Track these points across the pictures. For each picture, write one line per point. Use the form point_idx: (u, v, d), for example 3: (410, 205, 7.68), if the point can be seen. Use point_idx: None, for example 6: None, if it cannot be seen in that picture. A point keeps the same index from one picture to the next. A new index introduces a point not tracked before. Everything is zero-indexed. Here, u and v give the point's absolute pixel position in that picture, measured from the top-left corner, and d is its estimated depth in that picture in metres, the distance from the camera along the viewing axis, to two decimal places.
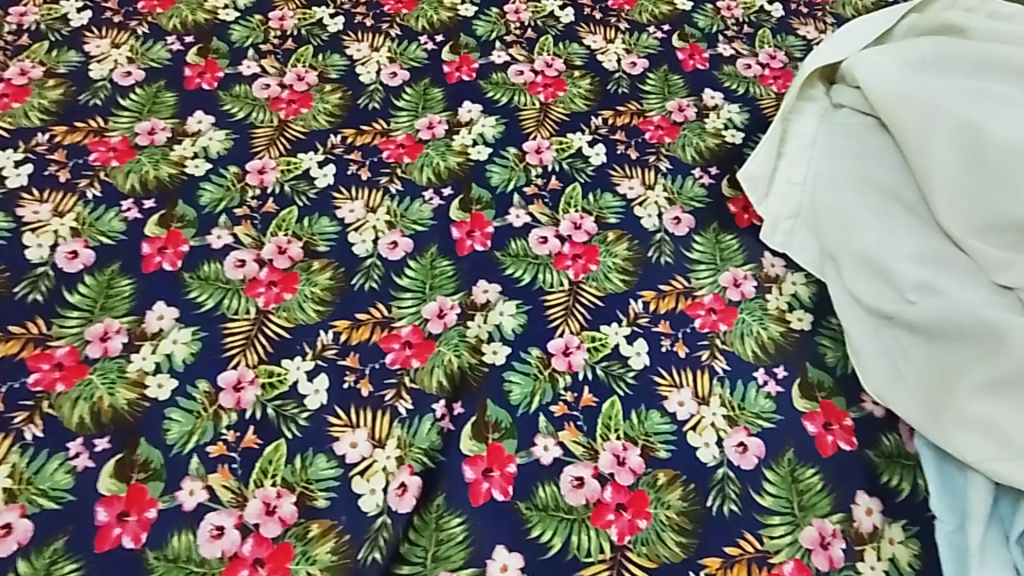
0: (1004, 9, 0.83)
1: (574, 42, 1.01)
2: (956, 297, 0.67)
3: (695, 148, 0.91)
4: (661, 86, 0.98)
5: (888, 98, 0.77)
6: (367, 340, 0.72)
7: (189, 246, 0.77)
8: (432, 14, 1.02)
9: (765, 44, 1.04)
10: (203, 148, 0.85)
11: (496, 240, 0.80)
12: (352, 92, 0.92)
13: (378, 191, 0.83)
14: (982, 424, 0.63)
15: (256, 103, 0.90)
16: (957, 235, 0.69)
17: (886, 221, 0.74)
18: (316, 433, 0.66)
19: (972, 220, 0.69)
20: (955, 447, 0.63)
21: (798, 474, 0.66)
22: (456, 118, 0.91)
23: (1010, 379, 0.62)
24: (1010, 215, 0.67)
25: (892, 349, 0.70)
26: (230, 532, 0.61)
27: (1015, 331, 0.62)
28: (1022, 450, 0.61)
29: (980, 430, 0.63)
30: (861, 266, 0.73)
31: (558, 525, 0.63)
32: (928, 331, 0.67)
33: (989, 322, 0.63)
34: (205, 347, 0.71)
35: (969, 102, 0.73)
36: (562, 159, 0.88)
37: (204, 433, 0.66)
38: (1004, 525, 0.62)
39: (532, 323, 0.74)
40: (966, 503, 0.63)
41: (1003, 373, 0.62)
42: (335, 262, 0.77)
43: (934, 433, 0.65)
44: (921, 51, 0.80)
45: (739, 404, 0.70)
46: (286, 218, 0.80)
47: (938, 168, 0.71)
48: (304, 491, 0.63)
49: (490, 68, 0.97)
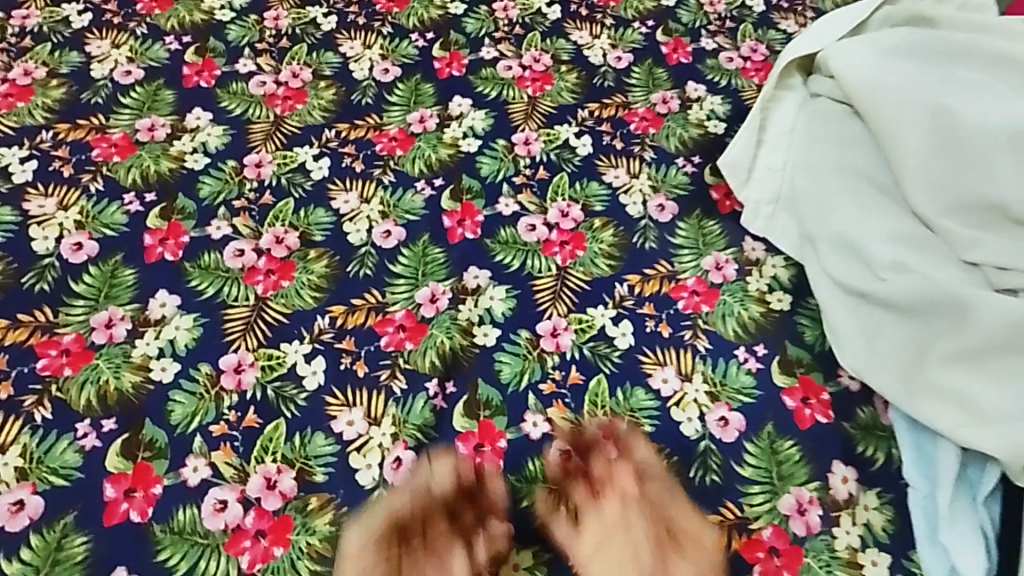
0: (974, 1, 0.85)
1: (561, 38, 1.05)
2: (929, 274, 0.69)
3: (678, 138, 0.94)
4: (646, 78, 1.01)
5: (863, 85, 0.79)
6: (362, 324, 0.75)
7: (189, 237, 0.80)
8: (423, 12, 1.05)
9: (747, 37, 1.07)
10: (202, 143, 0.88)
11: (486, 228, 0.83)
12: (346, 88, 0.95)
13: (372, 183, 0.86)
14: (953, 394, 0.66)
15: (252, 99, 0.93)
16: (929, 214, 0.72)
17: (863, 203, 0.76)
18: (314, 413, 0.69)
19: (943, 200, 0.71)
20: (929, 417, 0.66)
21: (777, 446, 0.69)
22: (446, 112, 0.94)
23: (978, 350, 0.66)
24: (978, 195, 0.70)
25: (869, 326, 0.72)
26: (233, 506, 0.64)
27: (981, 305, 0.66)
28: (990, 417, 0.64)
29: (951, 400, 0.66)
30: (839, 247, 0.75)
31: (547, 496, 0.66)
32: (902, 308, 0.70)
33: (958, 297, 0.67)
34: (205, 332, 0.73)
35: (938, 90, 0.75)
36: (549, 150, 0.91)
37: (206, 413, 0.69)
38: (973, 488, 0.65)
39: (522, 307, 0.77)
40: (938, 469, 0.65)
41: (971, 345, 0.66)
42: (331, 251, 0.80)
43: (909, 405, 0.67)
44: (892, 37, 0.81)
45: (720, 380, 0.73)
46: (283, 209, 0.83)
47: (910, 150, 0.73)
48: (303, 467, 0.66)
49: (480, 64, 1.00)
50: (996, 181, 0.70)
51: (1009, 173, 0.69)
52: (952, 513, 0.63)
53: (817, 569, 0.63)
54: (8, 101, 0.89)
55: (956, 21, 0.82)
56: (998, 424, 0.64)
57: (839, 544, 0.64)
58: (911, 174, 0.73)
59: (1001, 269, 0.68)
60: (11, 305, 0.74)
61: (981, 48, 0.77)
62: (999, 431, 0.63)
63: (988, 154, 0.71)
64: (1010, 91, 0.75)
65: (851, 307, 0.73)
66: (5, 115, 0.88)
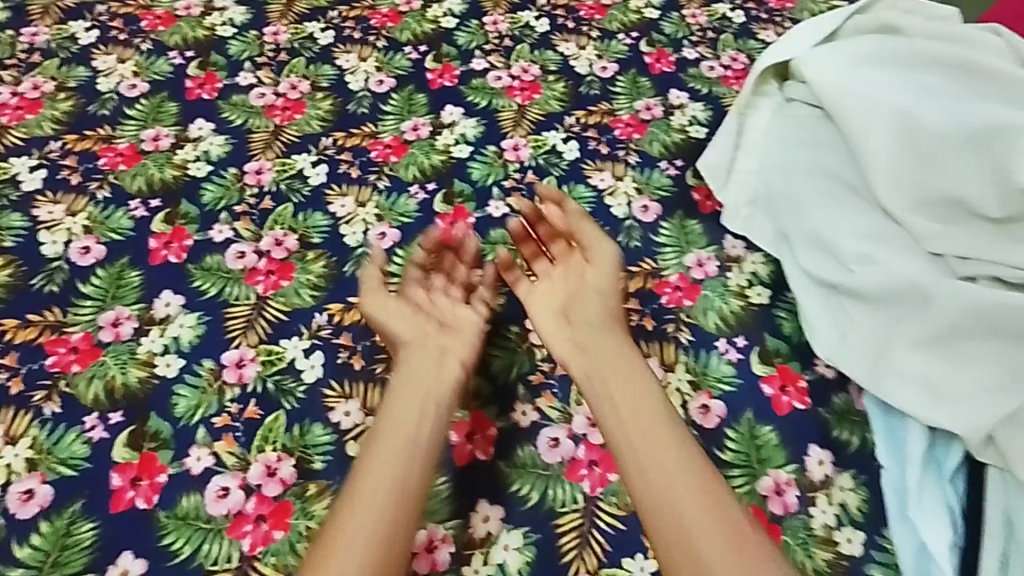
0: (940, 11, 0.89)
1: (549, 50, 1.09)
2: (894, 265, 0.72)
3: (661, 143, 0.98)
4: (630, 87, 1.05)
5: (832, 87, 0.82)
6: (358, 321, 0.78)
7: (193, 240, 0.83)
8: (416, 27, 1.10)
9: (727, 48, 1.12)
10: (205, 152, 0.92)
11: (479, 229, 0.87)
12: (342, 99, 1.00)
13: (368, 188, 0.90)
14: (918, 378, 0.69)
15: (253, 110, 0.97)
16: (893, 208, 0.74)
17: (832, 199, 0.79)
18: (312, 404, 0.72)
19: (907, 194, 0.74)
20: (896, 401, 0.69)
21: (756, 431, 0.72)
22: (439, 120, 0.99)
23: (941, 336, 0.68)
24: (939, 189, 0.73)
25: (840, 316, 0.75)
26: (235, 492, 0.67)
27: (941, 293, 0.69)
28: (953, 400, 0.67)
29: (915, 384, 0.69)
30: (810, 242, 0.79)
31: (535, 481, 0.68)
32: (869, 297, 0.73)
33: (920, 286, 0.70)
34: (209, 330, 0.77)
35: (902, 91, 0.78)
36: (537, 155, 0.96)
37: (209, 406, 0.72)
38: (940, 466, 0.68)
39: (511, 304, 0.80)
40: (907, 449, 0.68)
41: (934, 331, 0.69)
42: (329, 252, 0.84)
43: (877, 389, 0.70)
44: (862, 43, 0.85)
45: (702, 370, 0.76)
46: (282, 214, 0.86)
47: (875, 146, 0.76)
48: (302, 455, 0.69)
49: (471, 75, 1.05)
50: (955, 176, 0.72)
51: (969, 167, 0.71)
52: (919, 490, 0.66)
53: (794, 547, 0.65)
54: (18, 113, 0.93)
55: (922, 28, 0.86)
56: (959, 408, 0.66)
57: (816, 523, 0.67)
58: (874, 172, 0.75)
59: (963, 259, 0.71)
60: (21, 305, 0.78)
61: (945, 49, 0.79)
62: (961, 414, 0.66)
63: (948, 150, 0.73)
64: (972, 88, 0.77)
65: (823, 299, 0.76)
66: (15, 127, 0.92)
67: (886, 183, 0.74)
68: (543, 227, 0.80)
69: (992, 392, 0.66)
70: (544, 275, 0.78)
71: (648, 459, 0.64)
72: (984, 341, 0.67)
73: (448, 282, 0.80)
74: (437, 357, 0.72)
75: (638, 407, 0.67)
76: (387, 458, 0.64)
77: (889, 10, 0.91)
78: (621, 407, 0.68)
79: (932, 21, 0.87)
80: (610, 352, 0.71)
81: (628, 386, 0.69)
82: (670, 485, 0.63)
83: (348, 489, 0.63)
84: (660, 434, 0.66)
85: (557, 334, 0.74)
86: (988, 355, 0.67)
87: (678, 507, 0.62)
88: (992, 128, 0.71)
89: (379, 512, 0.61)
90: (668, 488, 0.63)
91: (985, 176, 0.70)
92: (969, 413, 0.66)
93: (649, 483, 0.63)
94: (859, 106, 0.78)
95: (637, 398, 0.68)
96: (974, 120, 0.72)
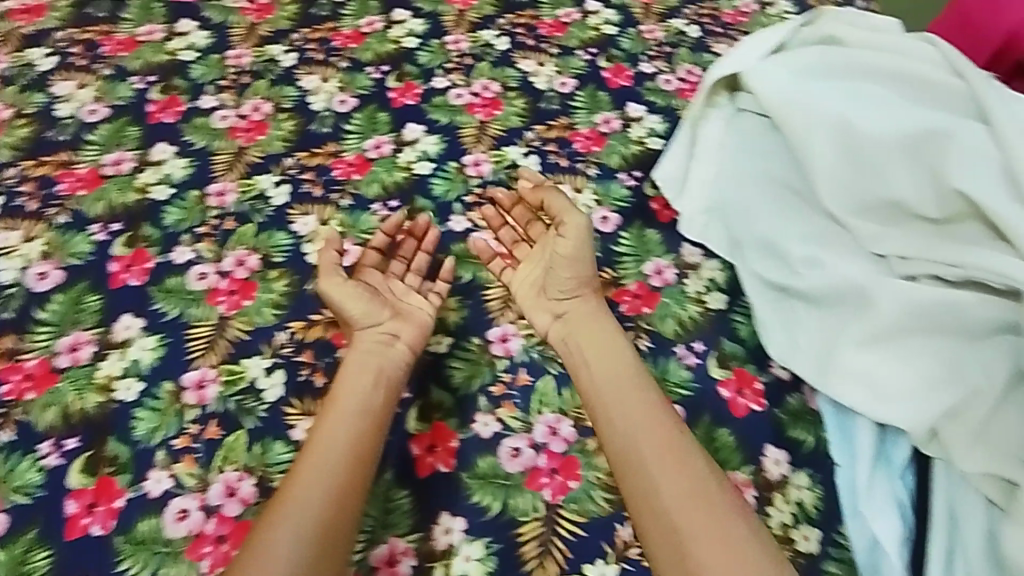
0: (881, 24, 0.93)
1: (509, 67, 1.12)
2: (839, 268, 0.75)
3: (620, 155, 1.01)
4: (589, 102, 1.08)
5: (777, 98, 0.84)
6: (320, 337, 0.78)
7: (154, 262, 0.83)
8: (379, 47, 1.12)
9: (683, 62, 1.16)
10: (167, 174, 0.92)
11: (440, 243, 0.88)
12: (305, 119, 1.01)
13: (331, 206, 0.91)
14: (864, 377, 0.70)
15: (216, 133, 0.97)
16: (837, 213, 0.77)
17: (780, 208, 0.82)
18: (273, 422, 0.72)
19: (850, 199, 0.76)
20: (845, 400, 0.70)
21: (714, 434, 0.73)
22: (401, 138, 1.00)
23: (885, 335, 0.70)
24: (880, 193, 0.75)
25: (790, 320, 0.77)
26: (194, 513, 0.67)
27: (882, 293, 0.71)
28: (899, 398, 0.68)
29: (862, 383, 0.70)
30: (760, 249, 0.81)
31: (496, 490, 0.69)
32: (816, 301, 0.75)
33: (863, 289, 0.72)
34: (170, 352, 0.76)
35: (843, 99, 0.80)
36: (499, 170, 0.98)
37: (169, 427, 0.71)
38: (890, 464, 0.69)
39: (473, 316, 0.81)
40: (857, 447, 0.70)
41: (879, 329, 0.70)
42: (291, 270, 0.84)
43: (827, 389, 0.72)
44: (806, 55, 0.88)
45: (660, 376, 0.77)
46: (244, 233, 0.87)
47: (817, 153, 0.78)
48: (263, 474, 0.69)
49: (433, 93, 1.07)
50: (894, 179, 0.74)
51: (906, 170, 0.74)
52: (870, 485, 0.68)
53: None
54: None
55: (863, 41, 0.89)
56: (904, 403, 0.68)
57: (773, 522, 0.68)
58: (818, 176, 0.77)
59: (904, 259, 0.73)
60: None
61: (884, 59, 0.82)
62: (906, 409, 0.67)
63: (886, 154, 0.75)
64: (910, 95, 0.80)
65: (774, 302, 0.78)
66: None
67: (829, 188, 0.77)
68: (519, 211, 0.87)
69: (934, 386, 0.67)
70: (526, 258, 0.84)
71: (643, 444, 0.67)
72: (926, 338, 0.69)
73: (405, 267, 0.85)
74: (382, 354, 0.74)
75: (634, 397, 0.70)
76: (331, 449, 0.66)
77: (834, 23, 0.94)
78: (617, 395, 0.71)
79: (873, 33, 0.90)
80: (608, 345, 0.75)
81: (624, 377, 0.72)
82: (659, 469, 0.66)
83: (294, 467, 0.66)
84: (652, 422, 0.69)
85: (535, 309, 0.80)
86: (930, 350, 0.68)
87: (671, 495, 0.65)
88: (927, 131, 0.73)
89: (322, 500, 0.64)
90: (660, 473, 0.66)
91: (921, 179, 0.73)
92: (914, 408, 0.67)
93: (649, 472, 0.66)
94: (802, 115, 0.81)
95: (632, 387, 0.71)
96: (910, 125, 0.74)
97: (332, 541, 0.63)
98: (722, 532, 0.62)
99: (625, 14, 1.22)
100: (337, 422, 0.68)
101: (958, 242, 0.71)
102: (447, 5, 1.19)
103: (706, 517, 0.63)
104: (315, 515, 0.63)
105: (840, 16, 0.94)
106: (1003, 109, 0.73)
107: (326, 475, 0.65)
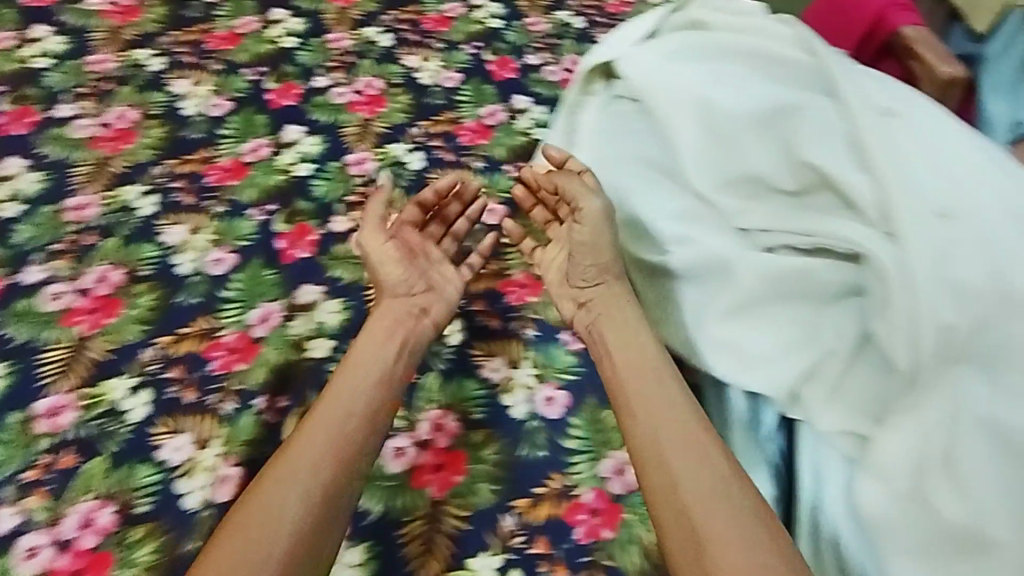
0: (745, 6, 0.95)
1: (393, 63, 1.10)
2: (706, 241, 0.76)
3: (507, 147, 1.00)
4: (475, 94, 1.07)
5: (645, 82, 0.87)
6: (191, 351, 0.75)
7: (6, 283, 0.78)
8: (255, 48, 1.08)
9: (569, 52, 1.17)
10: (19, 190, 0.86)
11: (321, 245, 0.85)
12: (175, 124, 0.96)
13: (204, 215, 0.86)
14: (729, 345, 0.71)
15: (75, 143, 0.92)
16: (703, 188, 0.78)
17: (651, 186, 0.83)
18: (138, 443, 0.68)
19: (715, 175, 0.78)
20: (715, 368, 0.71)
21: (599, 416, 0.74)
22: (280, 139, 0.97)
23: (748, 303, 0.71)
24: (741, 166, 0.77)
25: (663, 294, 0.77)
26: (48, 549, 0.62)
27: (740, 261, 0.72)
28: (763, 363, 0.69)
29: (728, 351, 0.71)
30: (632, 226, 0.81)
31: (380, 492, 0.68)
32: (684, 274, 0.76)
33: (723, 258, 0.73)
34: (21, 378, 0.71)
35: (708, 83, 0.83)
36: (383, 168, 0.95)
37: (18, 459, 0.67)
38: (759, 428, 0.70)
39: (356, 316, 0.79)
40: (728, 414, 0.71)
41: (740, 298, 0.72)
42: (158, 283, 0.80)
43: (698, 360, 0.73)
44: (671, 41, 0.90)
45: (545, 362, 0.77)
46: (107, 248, 0.82)
47: (682, 134, 0.80)
48: (127, 499, 0.65)
49: (314, 92, 1.04)
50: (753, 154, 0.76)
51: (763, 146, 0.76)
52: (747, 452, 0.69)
53: (635, 522, 0.67)
54: None
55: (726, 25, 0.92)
56: (768, 369, 0.69)
57: None
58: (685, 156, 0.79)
59: (765, 231, 0.75)
60: None
61: (743, 44, 0.86)
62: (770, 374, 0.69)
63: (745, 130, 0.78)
64: (766, 74, 0.83)
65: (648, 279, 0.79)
66: None
67: (695, 165, 0.79)
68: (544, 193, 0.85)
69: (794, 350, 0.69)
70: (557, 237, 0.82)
71: (658, 419, 0.66)
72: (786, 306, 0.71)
73: (443, 230, 0.84)
74: (411, 326, 0.74)
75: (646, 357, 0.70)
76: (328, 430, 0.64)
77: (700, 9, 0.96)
78: (636, 363, 0.70)
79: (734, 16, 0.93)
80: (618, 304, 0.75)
81: (642, 353, 0.70)
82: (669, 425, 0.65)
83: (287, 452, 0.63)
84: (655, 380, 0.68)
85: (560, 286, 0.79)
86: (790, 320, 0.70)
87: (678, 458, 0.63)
88: (777, 110, 0.77)
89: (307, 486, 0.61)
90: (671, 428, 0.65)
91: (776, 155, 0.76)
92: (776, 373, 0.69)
93: (656, 433, 0.65)
94: (670, 100, 0.83)
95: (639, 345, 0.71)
96: (763, 104, 0.78)
97: (325, 519, 0.61)
98: (726, 487, 0.61)
99: (510, 8, 1.23)
100: (328, 409, 0.66)
101: (812, 212, 0.73)
102: (327, 4, 1.18)
103: (710, 474, 0.62)
104: (302, 491, 0.61)
105: (705, 4, 0.97)
106: (850, 83, 0.76)
107: (326, 452, 0.63)
